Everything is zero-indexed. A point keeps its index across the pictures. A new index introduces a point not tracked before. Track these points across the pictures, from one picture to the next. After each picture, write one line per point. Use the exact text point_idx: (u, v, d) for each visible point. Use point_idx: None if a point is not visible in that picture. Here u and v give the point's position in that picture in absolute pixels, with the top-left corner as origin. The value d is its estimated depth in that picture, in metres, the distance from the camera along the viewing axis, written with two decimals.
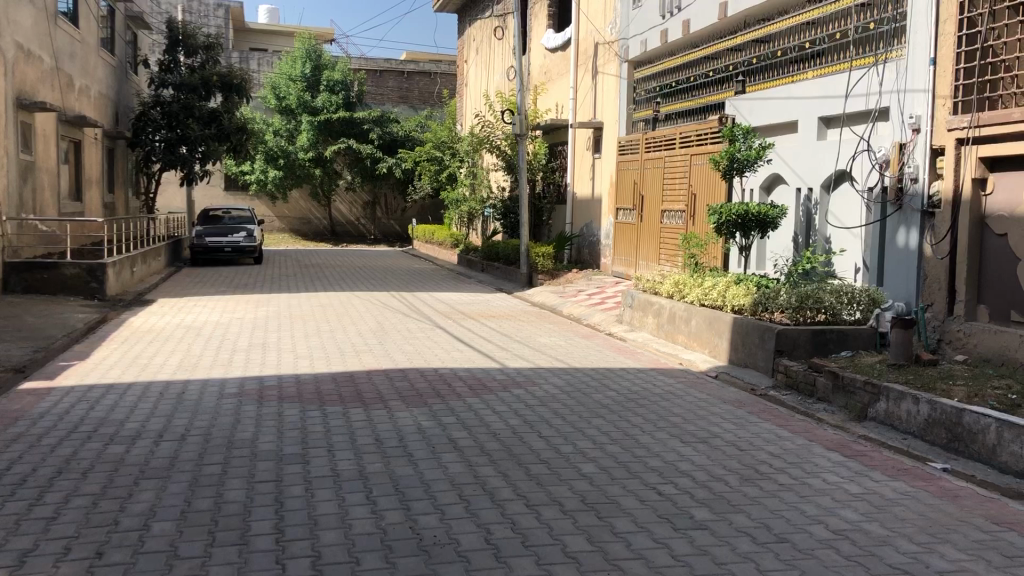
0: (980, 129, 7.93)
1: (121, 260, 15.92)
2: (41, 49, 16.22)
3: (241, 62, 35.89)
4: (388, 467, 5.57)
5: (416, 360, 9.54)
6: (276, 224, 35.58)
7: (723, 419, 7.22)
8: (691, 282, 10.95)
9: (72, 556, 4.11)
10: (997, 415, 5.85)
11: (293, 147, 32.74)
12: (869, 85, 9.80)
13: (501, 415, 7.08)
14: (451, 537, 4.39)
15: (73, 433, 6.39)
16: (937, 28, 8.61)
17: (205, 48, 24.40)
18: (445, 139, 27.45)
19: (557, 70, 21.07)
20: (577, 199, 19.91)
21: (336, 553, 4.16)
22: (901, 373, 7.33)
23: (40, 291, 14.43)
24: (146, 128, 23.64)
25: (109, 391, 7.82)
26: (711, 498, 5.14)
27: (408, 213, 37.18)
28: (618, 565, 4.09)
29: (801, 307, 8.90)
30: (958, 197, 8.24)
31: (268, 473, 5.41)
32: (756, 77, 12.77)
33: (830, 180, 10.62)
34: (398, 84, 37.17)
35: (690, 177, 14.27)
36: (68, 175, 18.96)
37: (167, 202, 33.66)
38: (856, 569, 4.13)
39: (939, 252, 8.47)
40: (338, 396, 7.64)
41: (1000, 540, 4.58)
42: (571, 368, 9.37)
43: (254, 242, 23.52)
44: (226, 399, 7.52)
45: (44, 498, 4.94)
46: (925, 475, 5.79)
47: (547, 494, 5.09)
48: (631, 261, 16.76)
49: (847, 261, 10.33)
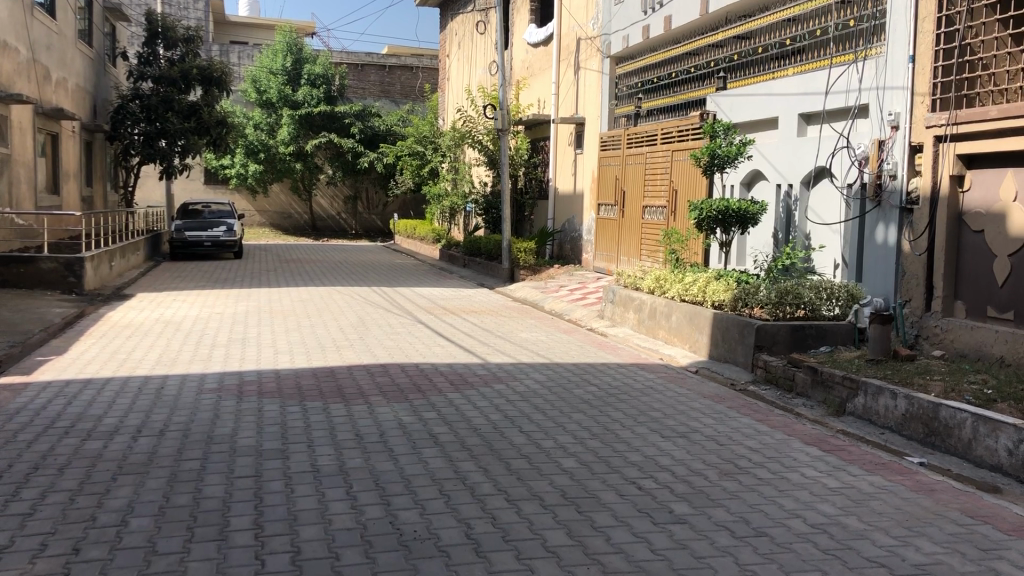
0: (958, 126, 8.01)
1: (99, 255, 15.73)
2: (18, 40, 16.01)
3: (222, 55, 35.60)
4: (368, 462, 5.56)
5: (397, 355, 9.48)
6: (257, 218, 35.39)
7: (703, 414, 7.26)
8: (672, 278, 11.00)
9: (48, 552, 4.07)
10: (973, 411, 5.91)
11: (274, 141, 32.48)
12: (849, 82, 9.86)
13: (481, 410, 7.08)
14: (431, 532, 4.39)
15: (50, 429, 6.32)
16: (915, 25, 8.68)
17: (184, 41, 24.11)
18: (428, 134, 27.41)
19: (539, 66, 21.04)
20: (559, 194, 19.92)
21: (316, 549, 4.15)
22: (878, 368, 7.41)
23: (17, 286, 14.24)
24: (125, 121, 23.15)
25: (86, 387, 7.75)
26: (690, 492, 5.16)
27: (389, 208, 37.05)
28: (597, 559, 4.10)
29: (780, 303, 8.95)
30: (936, 193, 8.31)
31: (248, 469, 5.38)
32: (736, 74, 12.80)
33: (810, 176, 10.66)
34: (379, 78, 36.99)
35: (672, 173, 14.32)
36: (45, 169, 18.75)
37: (145, 196, 33.40)
38: (834, 564, 4.16)
39: (917, 249, 8.55)
40: (317, 392, 7.61)
41: (975, 534, 4.63)
42: (552, 364, 9.37)
43: (234, 237, 23.33)
44: (205, 394, 7.45)
45: (18, 495, 4.87)
46: (902, 470, 5.84)
47: (527, 490, 5.10)
48: (612, 256, 16.80)
49: (826, 257, 10.41)
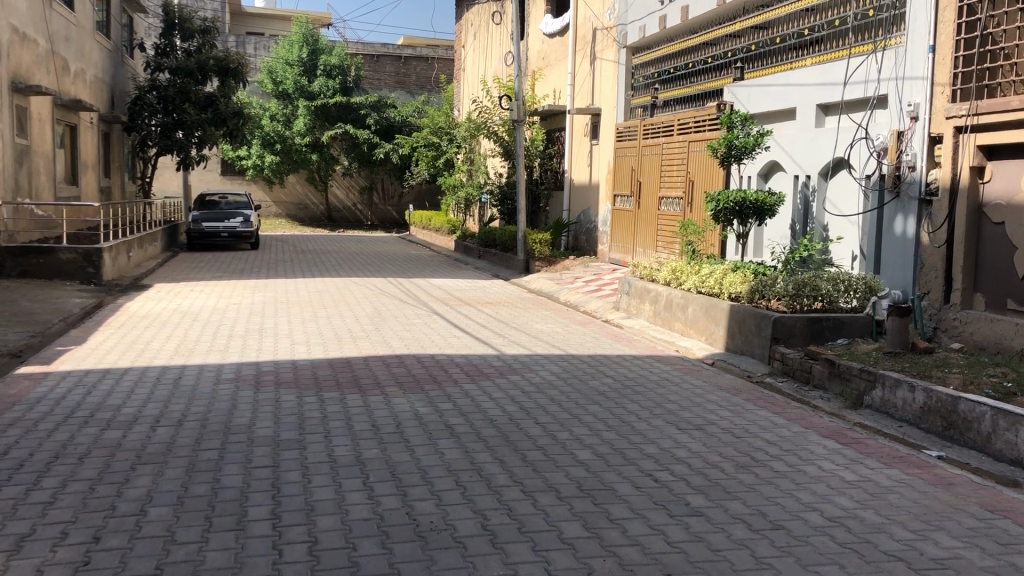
0: (978, 117, 7.92)
1: (117, 245, 15.88)
2: (37, 33, 16.12)
3: (238, 46, 35.65)
4: (385, 452, 5.60)
5: (413, 346, 9.55)
6: (273, 209, 35.58)
7: (719, 406, 7.24)
8: (688, 269, 10.95)
9: (68, 541, 4.11)
10: (992, 404, 5.86)
11: (290, 132, 32.56)
12: (867, 72, 9.78)
13: (497, 401, 7.10)
14: (447, 523, 4.41)
15: (70, 418, 6.38)
16: (936, 15, 8.58)
17: (200, 32, 24.19)
18: (442, 125, 27.43)
19: (555, 57, 20.97)
20: (574, 185, 19.88)
21: (333, 539, 4.18)
22: (896, 361, 7.36)
23: (36, 276, 14.38)
24: (142, 112, 23.45)
25: (105, 376, 7.83)
26: (707, 485, 5.15)
27: (405, 199, 37.15)
28: (614, 552, 4.10)
29: (798, 295, 8.93)
30: (955, 184, 8.23)
31: (265, 459, 5.41)
32: (754, 64, 12.72)
33: (828, 167, 10.58)
34: (395, 69, 37.00)
35: (688, 164, 14.26)
36: (63, 160, 18.90)
37: (162, 186, 33.71)
38: (850, 556, 4.14)
39: (936, 240, 8.47)
40: (334, 382, 7.66)
41: (993, 528, 4.60)
42: (567, 355, 9.40)
43: (250, 227, 23.41)
44: (223, 384, 7.52)
45: (39, 484, 4.93)
46: (920, 463, 5.80)
47: (543, 481, 5.12)
48: (628, 247, 16.77)
49: (844, 249, 10.32)
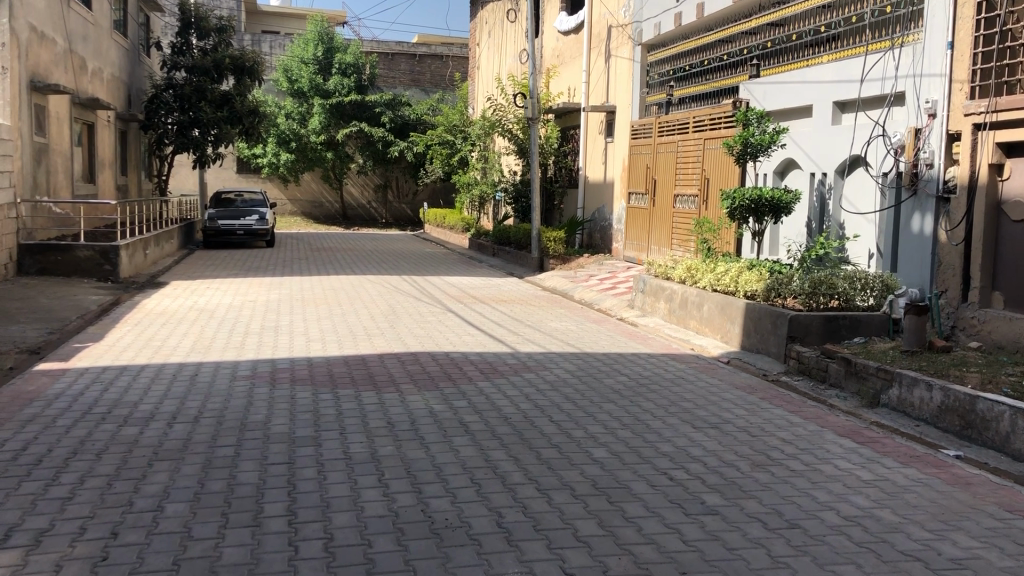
0: (998, 114, 7.85)
1: (134, 243, 15.98)
2: (55, 32, 16.24)
3: (253, 45, 35.77)
4: (400, 450, 5.61)
5: (427, 343, 9.56)
6: (288, 207, 35.72)
7: (734, 404, 7.22)
8: (703, 267, 10.91)
9: (87, 536, 4.15)
10: (1010, 403, 5.81)
11: (305, 130, 32.67)
12: (885, 69, 9.70)
13: (511, 399, 7.09)
14: (462, 520, 4.42)
15: (88, 414, 6.44)
16: (954, 11, 8.51)
17: (216, 31, 24.31)
18: (457, 122, 27.45)
19: (569, 54, 20.94)
20: (588, 182, 19.85)
21: (348, 536, 4.19)
22: (913, 360, 7.31)
23: (55, 273, 14.51)
24: (158, 110, 23.55)
25: (122, 373, 7.89)
26: (722, 484, 5.13)
27: (419, 197, 37.20)
28: (629, 550, 4.10)
29: (814, 293, 8.88)
30: (974, 182, 8.16)
31: (281, 456, 5.44)
32: (769, 61, 12.65)
33: (845, 164, 10.51)
34: (410, 67, 37.02)
35: (703, 161, 14.21)
36: (81, 158, 19.05)
37: (178, 184, 33.91)
38: (867, 556, 4.12)
39: (954, 238, 8.40)
40: (349, 379, 7.68)
41: (1012, 528, 4.56)
42: (582, 353, 9.38)
43: (265, 225, 23.51)
44: (239, 381, 7.56)
45: (58, 479, 4.97)
46: (937, 462, 5.76)
47: (558, 478, 5.12)
48: (642, 245, 16.74)
49: (860, 247, 10.25)
